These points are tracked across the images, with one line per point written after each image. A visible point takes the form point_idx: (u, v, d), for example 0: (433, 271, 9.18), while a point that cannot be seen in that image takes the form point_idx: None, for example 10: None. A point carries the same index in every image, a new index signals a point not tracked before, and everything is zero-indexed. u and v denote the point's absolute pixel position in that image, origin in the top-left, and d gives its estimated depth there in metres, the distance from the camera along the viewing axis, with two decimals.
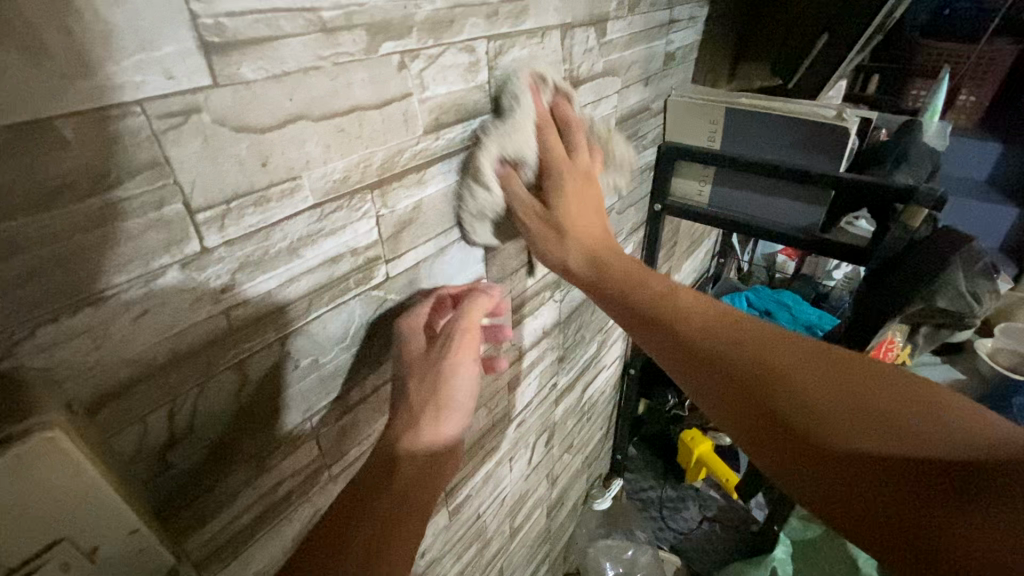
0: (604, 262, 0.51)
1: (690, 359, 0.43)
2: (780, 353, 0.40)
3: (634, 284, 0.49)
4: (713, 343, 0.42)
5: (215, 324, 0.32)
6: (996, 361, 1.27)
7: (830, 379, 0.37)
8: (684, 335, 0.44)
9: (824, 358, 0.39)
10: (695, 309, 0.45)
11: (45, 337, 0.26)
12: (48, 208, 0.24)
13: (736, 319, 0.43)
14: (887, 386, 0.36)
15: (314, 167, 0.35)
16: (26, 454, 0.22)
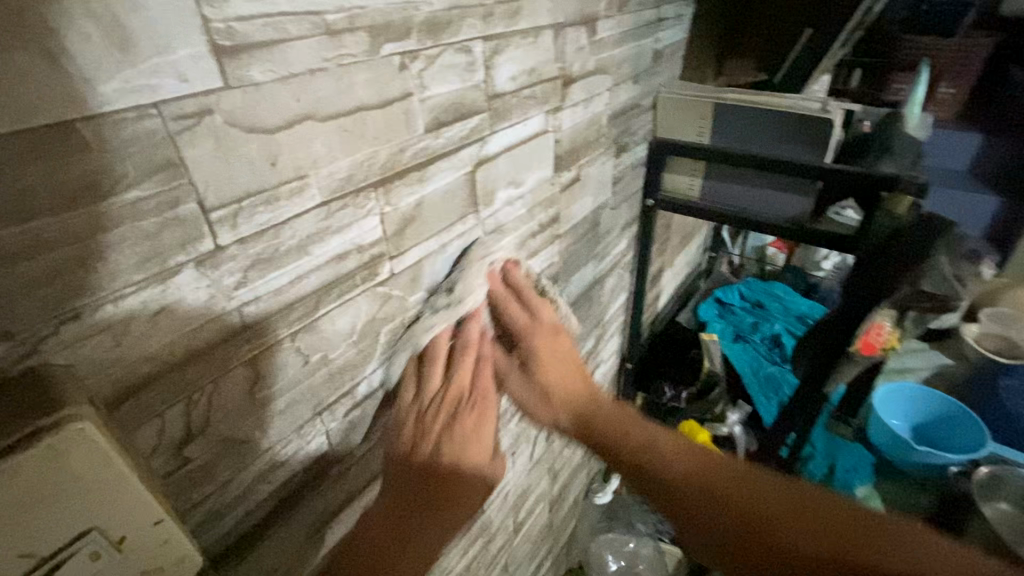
0: (582, 405, 0.52)
1: (676, 511, 0.44)
2: (759, 506, 0.41)
3: (613, 431, 0.50)
4: (693, 492, 0.43)
5: (228, 321, 0.33)
6: (982, 345, 1.30)
7: (806, 530, 0.38)
8: (665, 489, 0.45)
9: (797, 507, 0.40)
10: (672, 459, 0.46)
11: (68, 334, 0.26)
12: (70, 207, 0.25)
13: (711, 465, 0.44)
14: (859, 527, 0.37)
15: (321, 166, 0.36)
16: (55, 444, 0.22)
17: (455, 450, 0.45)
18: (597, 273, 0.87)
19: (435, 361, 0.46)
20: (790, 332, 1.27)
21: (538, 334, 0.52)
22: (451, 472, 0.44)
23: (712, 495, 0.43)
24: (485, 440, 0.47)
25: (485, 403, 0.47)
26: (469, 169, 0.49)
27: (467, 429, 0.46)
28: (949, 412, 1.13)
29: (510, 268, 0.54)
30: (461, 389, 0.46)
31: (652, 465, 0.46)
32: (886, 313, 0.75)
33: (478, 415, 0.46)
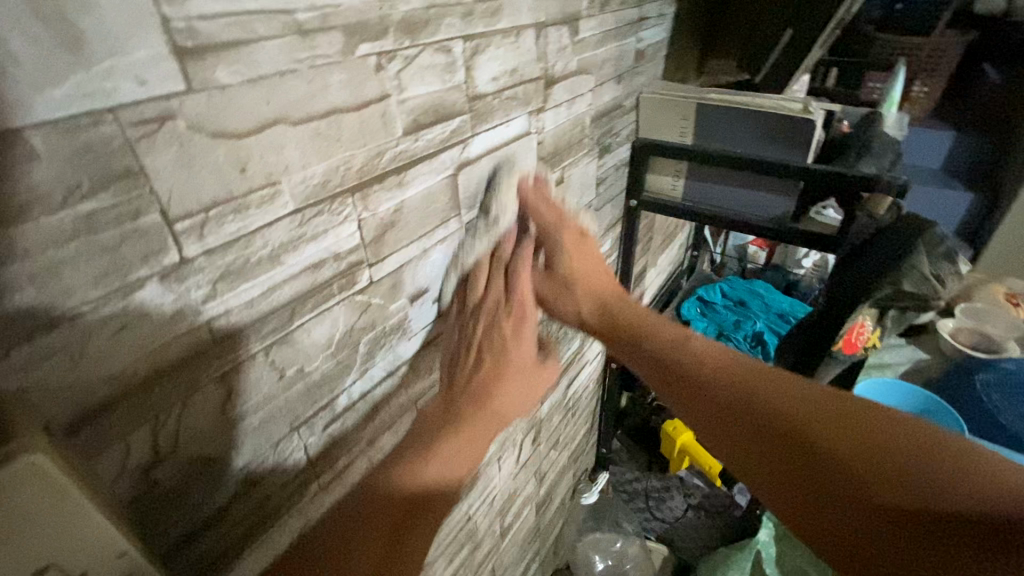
0: (610, 308, 0.57)
1: (695, 398, 0.48)
2: (782, 395, 0.43)
3: (640, 328, 0.54)
4: (718, 379, 0.47)
5: (196, 337, 0.31)
6: (957, 340, 1.33)
7: (805, 404, 0.42)
8: (687, 375, 0.49)
9: (825, 403, 0.42)
10: (693, 353, 0.50)
11: (19, 358, 0.24)
12: (18, 221, 0.23)
13: (734, 360, 0.48)
14: (882, 427, 0.39)
15: (294, 172, 0.34)
16: (5, 480, 0.21)
17: (498, 358, 0.49)
18: None
19: (479, 272, 0.51)
20: (772, 329, 1.28)
21: (568, 242, 0.54)
22: (493, 381, 0.48)
23: (737, 378, 0.46)
24: (529, 343, 0.50)
25: (523, 319, 0.51)
26: (450, 172, 0.48)
27: (507, 331, 0.49)
28: (925, 405, 1.16)
29: (541, 184, 0.55)
30: (500, 303, 0.50)
31: (680, 359, 0.50)
32: (866, 313, 0.76)
33: (514, 323, 0.50)
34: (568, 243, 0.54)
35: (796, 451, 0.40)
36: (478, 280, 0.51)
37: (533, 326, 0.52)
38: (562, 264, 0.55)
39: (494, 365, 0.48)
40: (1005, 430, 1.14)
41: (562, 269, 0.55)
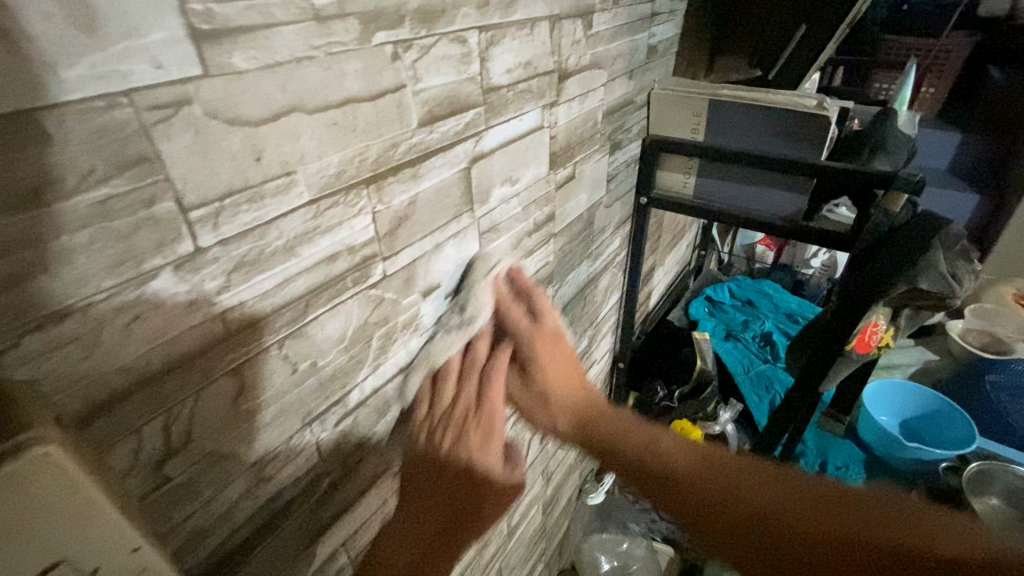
0: (582, 414, 0.49)
1: (697, 532, 0.39)
2: (784, 507, 0.37)
3: (614, 436, 0.46)
4: (711, 502, 0.39)
5: (210, 329, 0.31)
6: (965, 341, 1.32)
7: (798, 507, 0.36)
8: (676, 501, 0.41)
9: (831, 513, 0.35)
10: (675, 464, 0.42)
11: (31, 346, 0.24)
12: (32, 205, 0.22)
13: (718, 465, 0.41)
14: (898, 518, 0.34)
15: (309, 161, 0.33)
16: (19, 472, 0.20)
17: (465, 470, 0.44)
18: (591, 272, 0.85)
19: (448, 374, 0.46)
20: (780, 329, 1.27)
21: (539, 345, 0.48)
22: (459, 491, 0.44)
23: (729, 488, 0.39)
24: (497, 455, 0.45)
25: (493, 429, 0.45)
26: (463, 165, 0.47)
27: (475, 439, 0.44)
28: (934, 406, 1.14)
29: (515, 276, 0.50)
30: (469, 412, 0.45)
31: (664, 470, 0.42)
32: (880, 313, 0.74)
33: (484, 431, 0.45)
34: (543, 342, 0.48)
35: (804, 564, 0.35)
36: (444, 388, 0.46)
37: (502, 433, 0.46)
38: (532, 370, 0.49)
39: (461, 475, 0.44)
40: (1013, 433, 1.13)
41: (531, 375, 0.49)
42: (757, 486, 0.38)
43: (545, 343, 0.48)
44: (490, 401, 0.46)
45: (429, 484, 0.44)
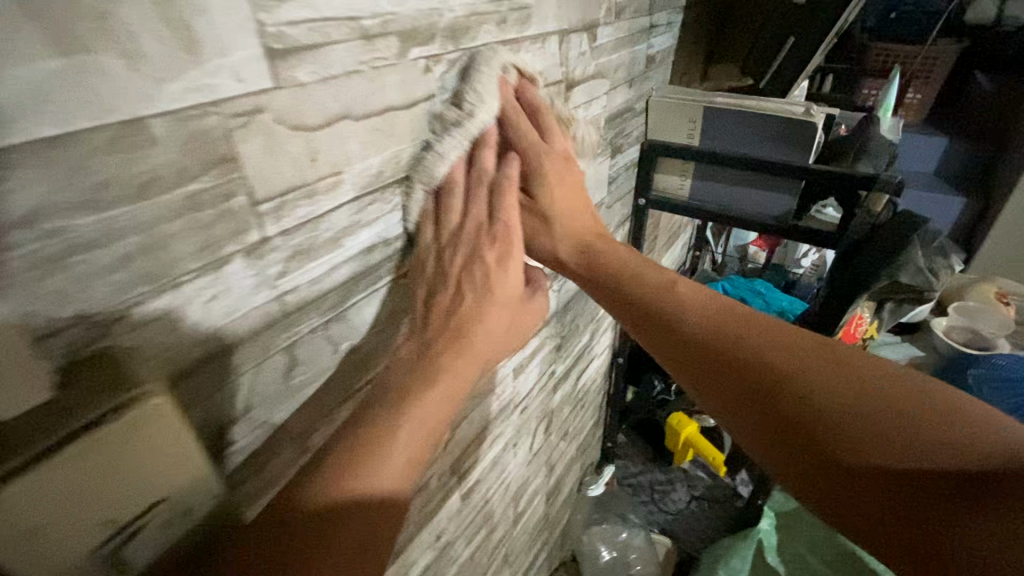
0: (592, 249, 0.55)
1: (690, 358, 0.47)
2: (785, 346, 0.43)
3: (630, 277, 0.53)
4: (719, 331, 0.46)
5: (270, 309, 0.35)
6: (949, 337, 1.37)
7: (804, 360, 0.42)
8: (683, 329, 0.48)
9: (827, 349, 0.42)
10: (691, 304, 0.49)
11: (134, 319, 0.28)
12: (141, 198, 0.26)
13: (734, 308, 0.48)
14: (896, 387, 0.39)
15: (354, 163, 0.38)
16: (136, 416, 0.28)
17: (480, 287, 0.46)
18: None
19: (453, 192, 0.45)
20: None
21: (551, 164, 0.52)
22: (476, 315, 0.45)
23: (738, 333, 0.45)
24: (514, 274, 0.47)
25: (508, 246, 0.47)
26: None
27: (491, 260, 0.46)
28: None
29: (520, 89, 0.51)
30: (483, 228, 0.47)
31: (674, 309, 0.49)
32: (863, 305, 0.79)
33: (500, 251, 0.47)
34: (553, 163, 0.52)
35: (775, 399, 0.41)
36: (453, 202, 0.45)
37: (519, 256, 0.48)
38: (541, 191, 0.53)
39: (476, 299, 0.45)
40: None
41: (540, 193, 0.54)
42: (769, 338, 0.44)
43: (553, 165, 0.52)
44: (505, 218, 0.47)
45: (445, 299, 0.45)
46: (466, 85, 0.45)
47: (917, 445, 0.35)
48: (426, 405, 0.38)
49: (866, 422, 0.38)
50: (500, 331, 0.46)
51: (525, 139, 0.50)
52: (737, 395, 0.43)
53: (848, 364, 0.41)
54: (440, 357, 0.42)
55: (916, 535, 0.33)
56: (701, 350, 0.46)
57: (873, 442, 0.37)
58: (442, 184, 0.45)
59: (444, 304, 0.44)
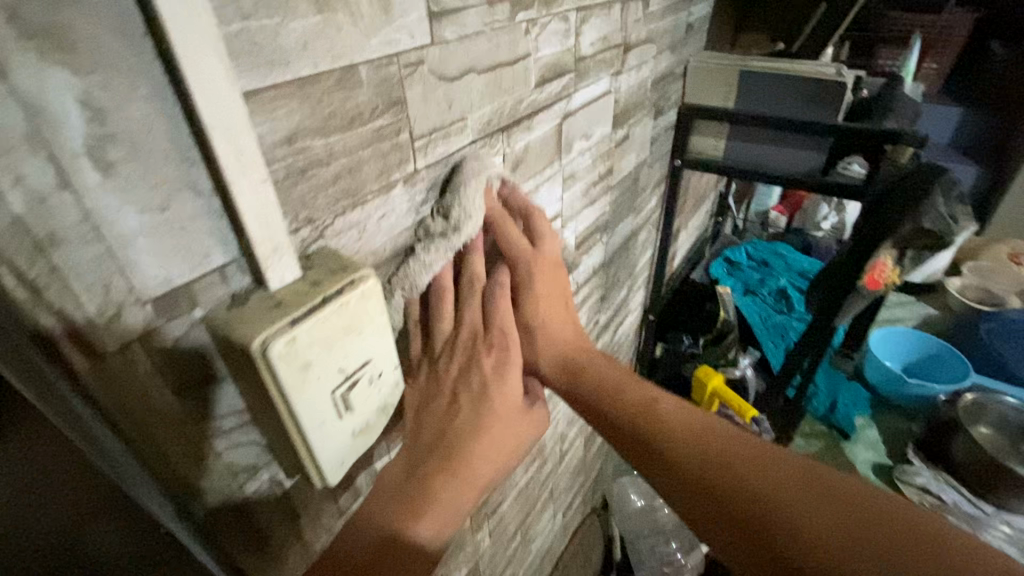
0: (576, 365, 0.51)
1: (676, 489, 0.43)
2: (771, 479, 0.39)
3: (610, 393, 0.49)
4: (702, 461, 0.42)
5: (414, 230, 0.43)
6: (964, 296, 1.44)
7: (797, 490, 0.38)
8: (666, 458, 0.44)
9: (816, 479, 0.39)
10: (673, 422, 0.45)
11: (339, 225, 0.36)
12: (348, 129, 0.34)
13: (715, 429, 0.44)
14: (899, 520, 0.35)
15: (474, 111, 0.45)
16: (358, 293, 0.32)
17: (477, 401, 0.46)
18: (633, 226, 0.97)
19: (444, 298, 0.46)
20: (794, 285, 1.40)
21: (541, 270, 0.51)
22: (471, 434, 0.44)
23: (719, 457, 0.42)
24: (510, 386, 0.47)
25: (506, 353, 0.48)
26: (558, 121, 0.59)
27: (489, 368, 0.47)
28: (933, 350, 1.28)
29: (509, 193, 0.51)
30: (478, 340, 0.47)
31: (651, 427, 0.46)
32: (887, 253, 0.86)
33: (497, 357, 0.47)
34: (543, 268, 0.51)
35: (768, 545, 0.37)
36: (445, 306, 0.46)
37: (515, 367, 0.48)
38: (527, 298, 0.51)
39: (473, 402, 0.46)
40: (1004, 371, 1.25)
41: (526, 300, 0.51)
42: (752, 463, 0.41)
43: (542, 269, 0.51)
44: (499, 326, 0.48)
45: (442, 413, 0.45)
46: (455, 199, 0.43)
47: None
48: (442, 497, 0.41)
49: (874, 568, 0.33)
50: (493, 447, 0.45)
51: (513, 245, 0.50)
52: (732, 539, 0.39)
53: (839, 493, 0.37)
54: (433, 479, 0.42)
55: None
56: (687, 488, 0.42)
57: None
58: (433, 289, 0.46)
59: (442, 418, 0.45)
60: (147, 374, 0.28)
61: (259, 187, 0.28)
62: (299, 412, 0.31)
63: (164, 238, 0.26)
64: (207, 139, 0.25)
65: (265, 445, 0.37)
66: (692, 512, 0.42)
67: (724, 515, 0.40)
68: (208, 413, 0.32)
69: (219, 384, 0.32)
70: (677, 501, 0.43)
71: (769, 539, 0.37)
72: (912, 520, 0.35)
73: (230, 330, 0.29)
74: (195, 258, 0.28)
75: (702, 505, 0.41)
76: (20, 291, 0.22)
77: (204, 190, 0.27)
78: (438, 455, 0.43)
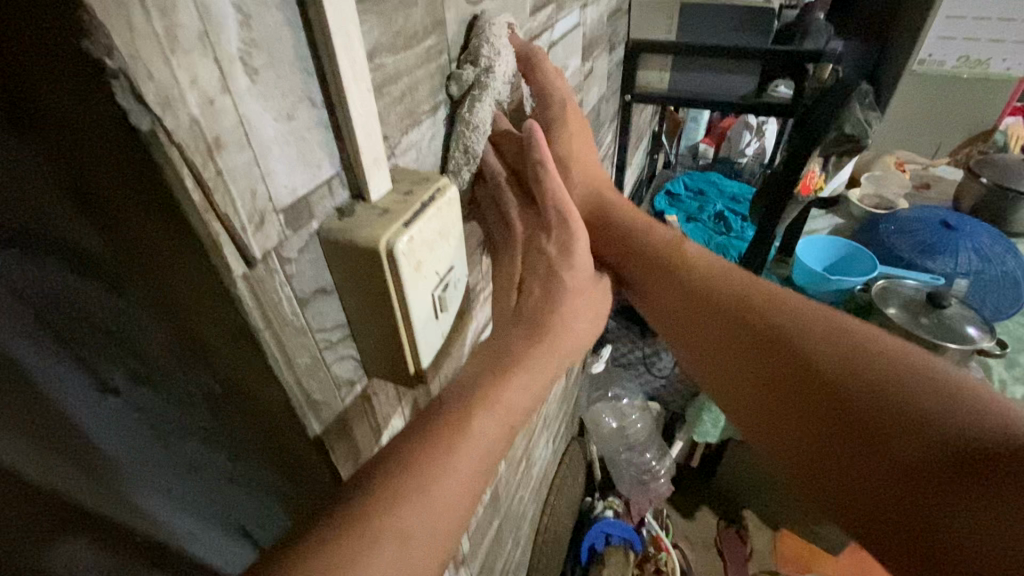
0: (609, 220, 0.59)
1: (704, 333, 0.50)
2: (799, 325, 0.45)
3: (649, 259, 0.56)
4: (734, 308, 0.49)
5: (452, 154, 0.46)
6: (863, 203, 1.65)
7: (818, 338, 0.44)
8: (707, 302, 0.51)
9: (834, 328, 0.44)
10: (710, 278, 0.52)
11: (404, 145, 0.38)
12: (408, 47, 0.36)
13: (746, 283, 0.50)
14: (905, 367, 0.40)
15: (490, 37, 0.48)
16: (446, 200, 0.35)
17: (547, 283, 0.49)
18: (596, 160, 1.03)
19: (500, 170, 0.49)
20: (729, 208, 1.54)
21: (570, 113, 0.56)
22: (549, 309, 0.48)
23: (746, 311, 0.48)
24: (582, 244, 0.51)
25: (566, 230, 0.50)
26: (545, 51, 0.63)
27: (553, 252, 0.50)
28: (846, 249, 1.48)
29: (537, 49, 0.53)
30: (536, 221, 0.51)
31: (683, 276, 0.53)
32: (815, 162, 1.02)
33: (559, 238, 0.50)
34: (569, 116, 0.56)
35: (788, 375, 0.44)
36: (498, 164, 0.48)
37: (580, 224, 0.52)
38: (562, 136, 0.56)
39: (544, 281, 0.49)
40: (901, 261, 1.42)
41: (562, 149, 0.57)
42: (777, 307, 0.47)
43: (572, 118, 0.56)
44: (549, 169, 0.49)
45: (515, 301, 0.50)
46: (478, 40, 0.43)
47: (925, 422, 0.37)
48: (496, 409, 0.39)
49: (874, 399, 0.39)
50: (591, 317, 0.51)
51: (550, 87, 0.54)
52: (755, 369, 0.46)
53: (858, 339, 0.43)
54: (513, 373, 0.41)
55: (925, 511, 0.34)
56: (718, 334, 0.49)
57: (886, 423, 0.38)
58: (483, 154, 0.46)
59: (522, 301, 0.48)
60: (281, 285, 0.30)
61: (365, 98, 0.30)
62: (412, 310, 0.34)
63: (292, 148, 0.28)
64: (329, 46, 0.27)
65: (359, 359, 0.39)
66: (718, 355, 0.49)
67: (747, 354, 0.47)
68: (321, 325, 0.34)
69: (329, 297, 0.34)
70: (704, 348, 0.50)
71: (791, 370, 0.44)
72: (920, 363, 0.40)
73: (351, 236, 0.31)
74: (311, 169, 0.30)
75: (729, 347, 0.48)
76: (196, 193, 0.24)
77: (317, 102, 0.29)
78: (521, 333, 0.46)
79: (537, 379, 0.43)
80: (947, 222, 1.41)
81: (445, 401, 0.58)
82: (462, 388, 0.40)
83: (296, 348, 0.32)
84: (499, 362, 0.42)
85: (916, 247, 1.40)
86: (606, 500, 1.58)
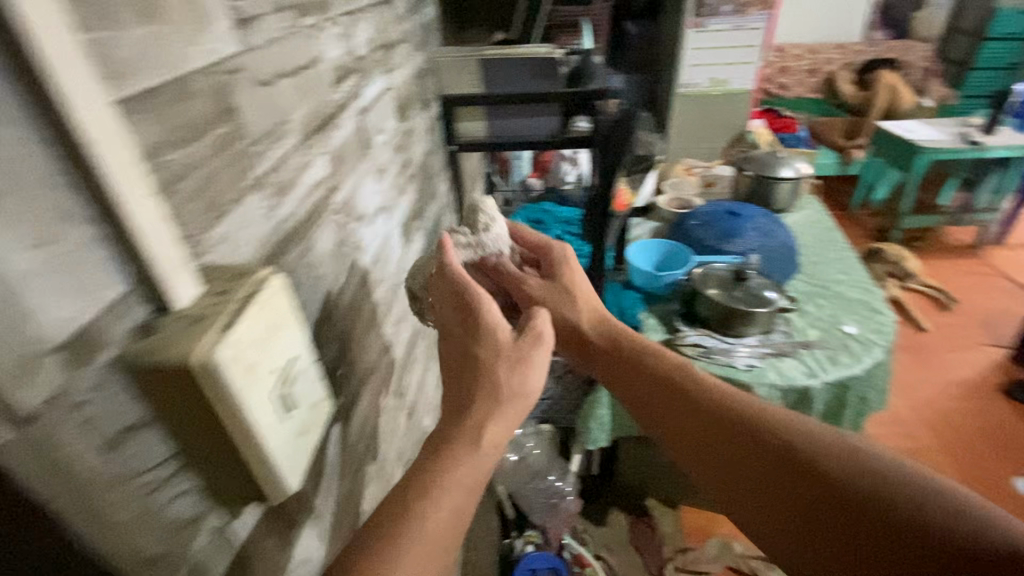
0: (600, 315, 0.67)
1: (684, 425, 0.59)
2: (759, 414, 0.57)
3: (625, 353, 0.65)
4: (711, 400, 0.59)
5: (274, 236, 0.43)
6: (670, 206, 1.92)
7: (782, 427, 0.55)
8: (686, 396, 0.60)
9: (796, 421, 0.55)
10: (691, 378, 0.61)
11: (206, 238, 0.34)
12: (194, 138, 0.33)
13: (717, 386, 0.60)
14: (853, 453, 0.52)
15: (292, 114, 0.47)
16: (268, 291, 0.33)
17: (471, 363, 0.47)
18: (435, 210, 1.06)
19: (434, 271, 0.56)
20: (567, 232, 1.68)
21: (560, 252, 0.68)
22: (475, 372, 0.47)
23: (715, 403, 0.58)
24: (495, 318, 0.50)
25: (470, 309, 0.51)
26: (357, 116, 0.63)
27: (462, 334, 0.50)
28: (666, 248, 1.70)
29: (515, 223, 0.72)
30: None
31: (661, 373, 0.62)
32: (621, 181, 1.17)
33: (463, 313, 0.51)
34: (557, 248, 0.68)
35: (764, 459, 0.54)
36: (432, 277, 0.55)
37: (493, 311, 0.51)
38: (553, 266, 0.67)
39: (481, 360, 0.47)
40: (709, 248, 1.67)
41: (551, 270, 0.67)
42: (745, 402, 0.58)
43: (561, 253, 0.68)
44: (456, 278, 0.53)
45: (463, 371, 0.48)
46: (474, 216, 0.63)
47: (869, 502, 0.48)
48: (458, 468, 0.42)
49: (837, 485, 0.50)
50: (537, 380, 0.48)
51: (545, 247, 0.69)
52: (725, 452, 0.57)
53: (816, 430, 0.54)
54: (479, 423, 0.44)
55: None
56: (694, 428, 0.59)
57: (847, 500, 0.49)
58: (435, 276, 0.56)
59: (452, 383, 0.48)
60: (73, 436, 0.25)
61: (143, 203, 0.27)
62: (251, 418, 0.31)
63: (55, 277, 0.24)
64: (85, 154, 0.24)
65: (203, 488, 0.34)
66: (697, 445, 0.58)
67: (723, 443, 0.57)
68: (144, 464, 0.29)
69: (145, 430, 0.29)
70: (683, 436, 0.59)
71: (768, 464, 0.54)
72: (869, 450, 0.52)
73: (158, 356, 0.28)
74: (86, 293, 0.26)
75: (710, 438, 0.58)
76: None
77: (80, 218, 0.25)
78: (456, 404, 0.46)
79: (490, 437, 0.44)
80: (732, 211, 1.71)
81: (325, 501, 0.52)
82: (426, 456, 0.43)
83: (111, 502, 0.27)
84: (454, 424, 0.45)
85: (716, 235, 1.66)
86: (524, 535, 1.56)
